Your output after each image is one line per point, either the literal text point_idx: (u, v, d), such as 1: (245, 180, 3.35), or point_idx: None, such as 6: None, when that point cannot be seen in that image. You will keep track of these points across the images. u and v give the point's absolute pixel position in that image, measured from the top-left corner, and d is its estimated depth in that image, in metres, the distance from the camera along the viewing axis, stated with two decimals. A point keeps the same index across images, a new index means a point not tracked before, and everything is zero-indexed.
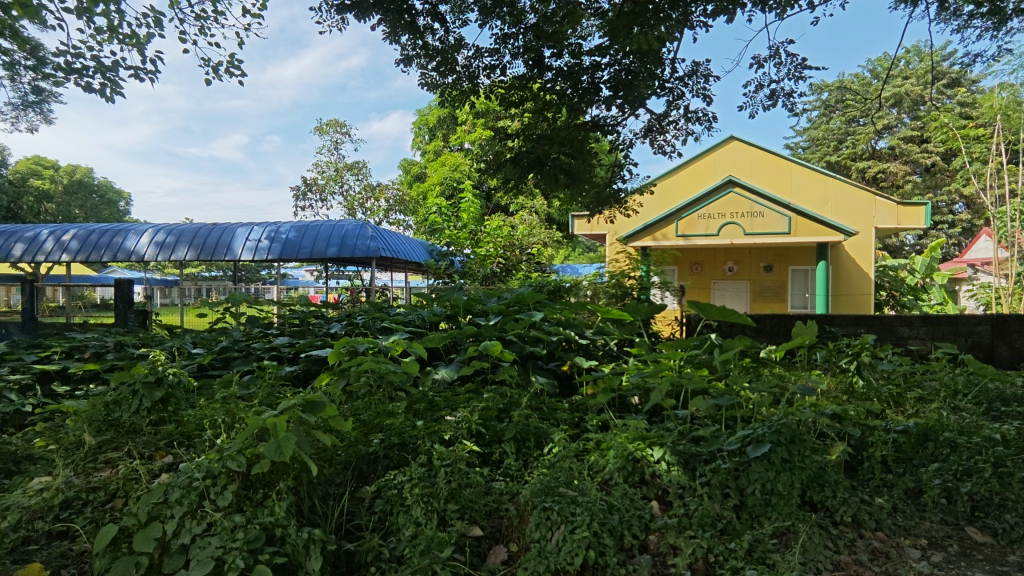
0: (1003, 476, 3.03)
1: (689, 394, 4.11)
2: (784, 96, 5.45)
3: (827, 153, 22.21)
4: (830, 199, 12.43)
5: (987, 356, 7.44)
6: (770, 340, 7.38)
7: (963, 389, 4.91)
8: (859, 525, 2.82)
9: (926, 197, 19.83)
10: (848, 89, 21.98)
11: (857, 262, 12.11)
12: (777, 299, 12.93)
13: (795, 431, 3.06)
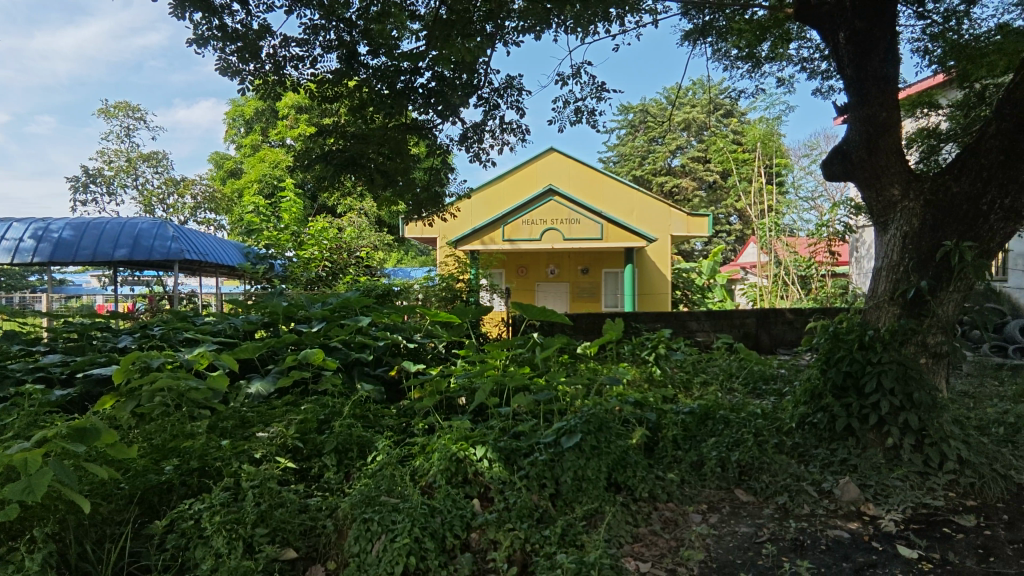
0: (761, 443, 3.62)
1: (511, 391, 4.28)
2: (586, 113, 5.94)
3: (633, 168, 24.77)
4: (635, 209, 13.87)
5: (754, 343, 8.88)
6: (586, 337, 8.01)
7: (736, 372, 5.80)
8: (654, 498, 3.18)
9: (709, 210, 23.13)
10: (648, 113, 24.77)
11: (656, 265, 13.67)
12: (592, 299, 14.13)
13: (602, 420, 3.36)
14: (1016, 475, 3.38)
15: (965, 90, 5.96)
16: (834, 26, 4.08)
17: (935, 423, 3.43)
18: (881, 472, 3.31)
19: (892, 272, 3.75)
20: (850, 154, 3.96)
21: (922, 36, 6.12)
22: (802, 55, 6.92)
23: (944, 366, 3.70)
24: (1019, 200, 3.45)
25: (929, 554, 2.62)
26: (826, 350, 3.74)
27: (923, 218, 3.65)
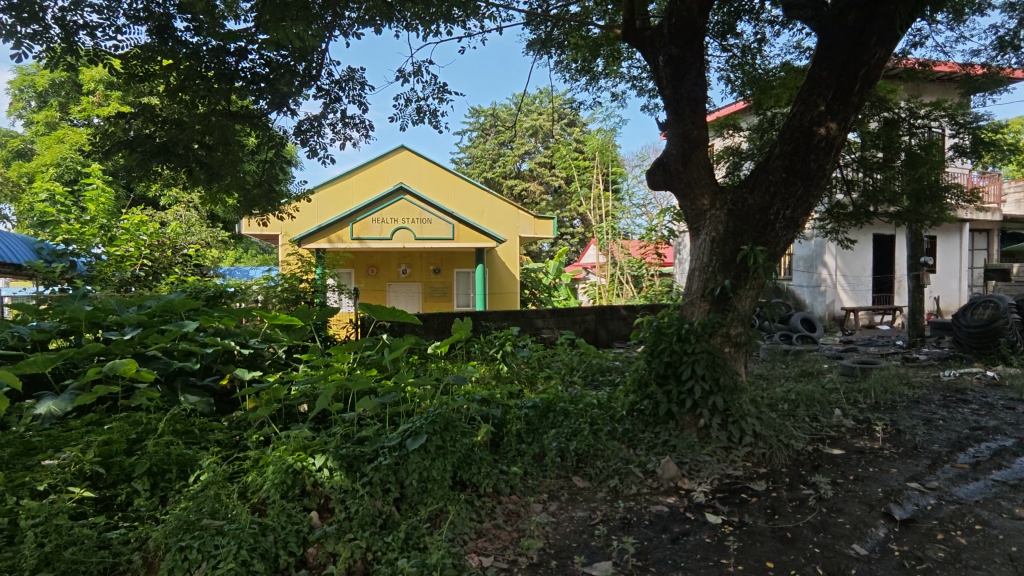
0: (596, 431, 3.89)
1: (356, 395, 4.13)
2: (429, 113, 5.95)
3: (484, 170, 25.21)
4: (484, 210, 14.17)
5: (593, 338, 9.53)
6: (437, 337, 7.99)
7: (577, 366, 6.17)
8: (498, 493, 3.27)
9: (555, 213, 24.38)
10: (498, 117, 25.43)
11: (506, 265, 14.07)
12: (444, 299, 14.16)
13: (448, 419, 3.38)
14: (796, 443, 4.01)
15: (760, 116, 6.93)
16: (655, 49, 4.53)
17: (737, 404, 3.94)
18: (695, 449, 3.73)
19: (703, 272, 4.24)
20: (669, 166, 4.42)
21: (725, 66, 7.01)
22: (631, 74, 7.57)
23: (743, 353, 4.26)
24: (797, 211, 4.06)
25: (731, 518, 3.00)
26: (651, 343, 4.13)
27: (727, 225, 4.17)
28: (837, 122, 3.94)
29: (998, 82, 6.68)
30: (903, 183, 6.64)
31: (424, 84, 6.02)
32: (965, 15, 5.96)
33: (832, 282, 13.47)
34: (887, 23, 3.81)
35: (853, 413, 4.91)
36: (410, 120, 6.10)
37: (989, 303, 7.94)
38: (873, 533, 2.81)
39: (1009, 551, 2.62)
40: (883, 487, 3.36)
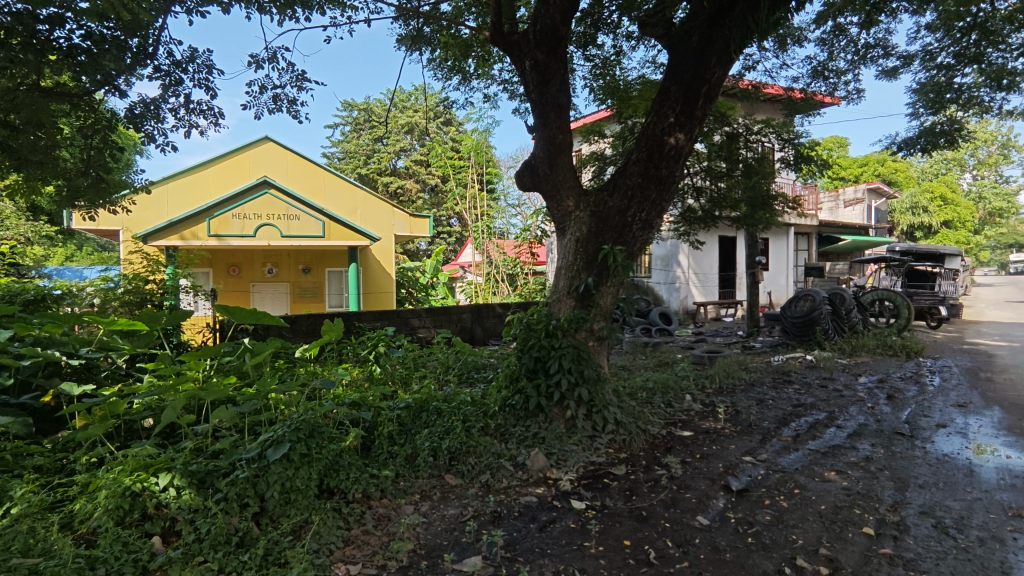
0: (469, 428, 3.93)
1: (210, 406, 3.80)
2: (286, 101, 5.64)
3: (358, 166, 24.32)
4: (357, 208, 13.69)
5: (470, 337, 9.61)
6: (306, 340, 7.58)
7: (452, 365, 6.18)
8: (368, 497, 3.18)
9: (431, 212, 24.22)
10: (372, 112, 24.71)
11: (381, 264, 13.71)
12: (315, 300, 13.49)
13: (314, 425, 3.22)
14: (652, 428, 4.34)
15: (621, 125, 7.41)
16: (522, 54, 4.65)
17: (600, 395, 4.18)
18: (562, 440, 3.90)
19: (569, 271, 4.45)
20: (536, 168, 4.60)
21: (588, 76, 7.41)
22: (502, 78, 7.73)
23: (606, 346, 4.53)
24: (651, 214, 4.38)
25: (593, 503, 3.18)
26: (521, 339, 4.26)
27: (590, 226, 4.41)
28: (684, 133, 4.31)
29: (813, 106, 7.73)
30: (741, 191, 7.44)
31: (281, 71, 5.69)
32: (787, 46, 6.82)
33: (685, 279, 14.78)
34: (724, 47, 4.21)
35: (701, 398, 5.43)
36: (265, 108, 5.74)
37: (808, 297, 9.18)
38: (714, 504, 3.12)
39: (819, 510, 3.05)
40: (723, 463, 3.75)
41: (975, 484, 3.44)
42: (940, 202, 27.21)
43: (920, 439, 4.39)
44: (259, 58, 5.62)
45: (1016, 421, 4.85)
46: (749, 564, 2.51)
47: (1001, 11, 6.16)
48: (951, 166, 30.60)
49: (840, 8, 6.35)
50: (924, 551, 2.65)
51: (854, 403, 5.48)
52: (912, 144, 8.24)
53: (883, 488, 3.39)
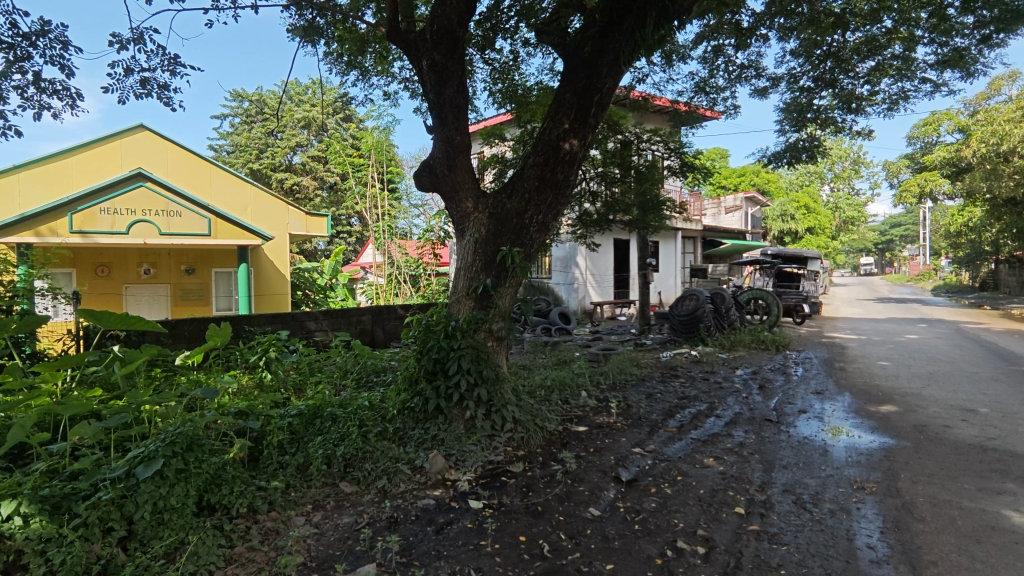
0: (365, 433, 3.83)
1: (69, 422, 3.42)
2: (157, 86, 5.18)
3: (249, 160, 22.85)
4: (248, 205, 12.89)
5: (370, 339, 9.35)
6: (188, 346, 7.01)
7: (351, 368, 6.00)
8: (254, 512, 3.00)
9: (329, 211, 23.30)
10: (265, 104, 23.35)
11: (275, 265, 12.98)
12: (200, 303, 12.52)
13: (193, 437, 3.00)
14: (549, 424, 4.46)
15: (520, 129, 7.55)
16: (419, 54, 4.61)
17: (499, 394, 4.23)
18: (461, 441, 3.90)
19: (468, 272, 4.46)
20: (435, 169, 4.58)
21: (488, 79, 7.49)
22: (403, 76, 7.61)
23: (504, 346, 4.59)
24: (547, 217, 4.50)
25: (490, 501, 3.21)
26: (420, 341, 4.23)
27: (488, 228, 4.45)
28: (578, 139, 4.45)
29: (696, 118, 8.31)
30: (633, 197, 7.84)
31: (151, 54, 5.24)
32: (672, 61, 7.27)
33: (582, 280, 15.33)
34: (614, 58, 4.38)
35: (595, 393, 5.65)
36: (132, 94, 5.25)
37: (693, 296, 9.85)
38: (605, 495, 3.27)
39: (698, 494, 3.29)
40: (614, 455, 3.93)
41: (828, 462, 3.86)
42: (805, 210, 30.26)
43: (785, 424, 4.85)
44: (123, 39, 5.15)
45: (862, 404, 5.50)
46: (635, 550, 2.65)
47: (850, 43, 6.94)
48: (814, 178, 34.11)
49: (718, 30, 6.86)
50: (785, 525, 2.93)
51: (732, 394, 5.95)
52: (780, 157, 9.08)
53: (754, 470, 3.71)
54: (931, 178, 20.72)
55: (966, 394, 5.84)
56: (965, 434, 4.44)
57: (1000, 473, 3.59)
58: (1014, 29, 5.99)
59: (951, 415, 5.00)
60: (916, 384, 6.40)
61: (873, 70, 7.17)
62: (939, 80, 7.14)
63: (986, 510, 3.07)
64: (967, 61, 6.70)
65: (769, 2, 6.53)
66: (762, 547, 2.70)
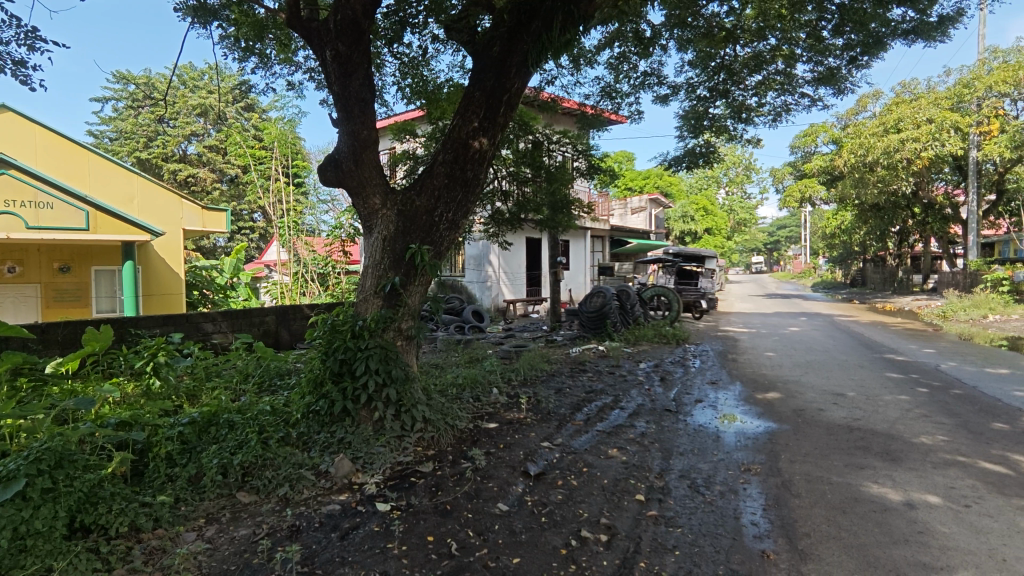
0: (265, 440, 3.64)
1: None
2: (16, 64, 4.63)
3: (135, 149, 20.91)
4: (134, 198, 11.85)
5: (273, 341, 8.89)
6: (62, 352, 6.33)
7: (251, 372, 5.68)
8: (137, 530, 2.77)
9: (230, 205, 21.92)
10: (154, 88, 21.54)
11: (166, 262, 11.98)
12: (78, 304, 11.35)
13: (62, 453, 2.73)
14: (459, 423, 4.45)
15: (431, 126, 7.49)
16: (322, 44, 4.44)
17: (408, 393, 4.16)
18: (369, 443, 3.80)
19: (376, 269, 4.36)
20: (341, 164, 4.44)
21: (397, 74, 7.36)
22: (308, 65, 7.30)
23: (414, 346, 4.53)
24: (457, 215, 4.48)
25: (398, 503, 3.16)
26: (325, 342, 4.09)
27: (396, 225, 4.37)
28: (488, 139, 4.48)
29: (601, 122, 8.61)
30: (543, 196, 7.98)
31: (8, 27, 4.67)
32: (579, 65, 7.49)
33: (495, 278, 15.45)
34: (522, 59, 4.44)
35: (506, 390, 5.72)
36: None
37: (600, 293, 10.20)
38: (513, 490, 3.31)
39: (602, 484, 3.42)
40: (523, 450, 3.99)
41: (720, 448, 4.15)
42: (703, 212, 32.22)
43: (683, 413, 5.15)
44: None
45: (750, 392, 5.95)
46: (542, 542, 2.71)
47: (740, 57, 7.47)
48: (711, 182, 36.41)
49: (622, 37, 7.15)
50: (680, 509, 3.11)
51: (635, 386, 6.23)
52: (679, 162, 9.61)
53: (653, 458, 3.91)
54: (810, 185, 22.77)
55: (837, 380, 6.47)
56: (836, 416, 4.92)
57: (863, 450, 4.02)
58: (877, 53, 6.71)
59: (824, 399, 5.53)
60: (796, 372, 7.02)
61: (760, 83, 7.76)
62: (815, 96, 7.87)
63: (851, 483, 3.42)
64: (839, 79, 7.42)
65: (667, 13, 6.89)
66: (659, 532, 2.85)
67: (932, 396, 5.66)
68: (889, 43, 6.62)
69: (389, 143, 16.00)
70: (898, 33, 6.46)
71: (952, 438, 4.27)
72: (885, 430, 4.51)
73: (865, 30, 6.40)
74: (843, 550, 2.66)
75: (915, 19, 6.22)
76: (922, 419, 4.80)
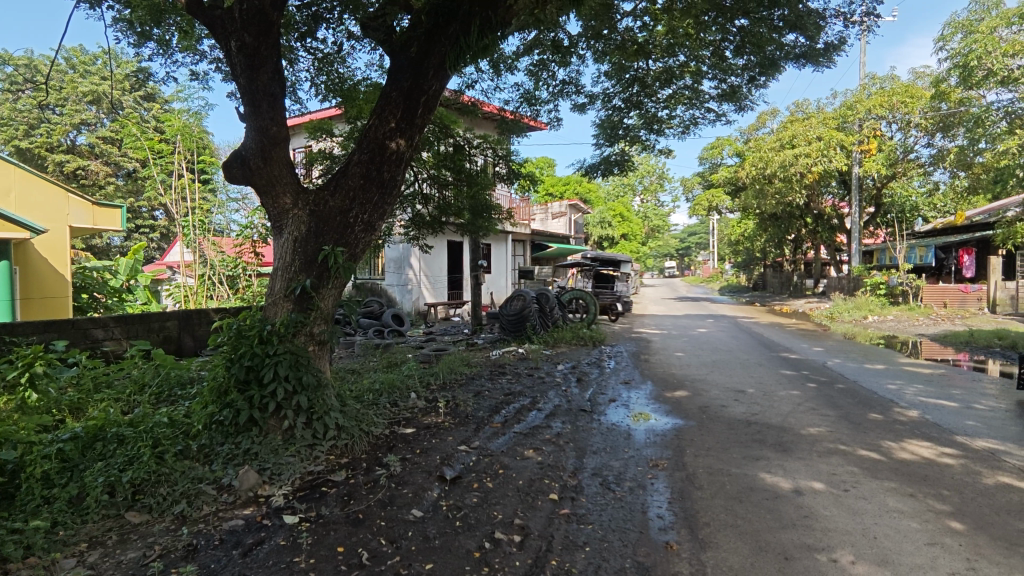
0: (160, 453, 3.39)
1: None
2: None
3: (14, 137, 18.88)
4: (11, 190, 10.59)
5: (175, 348, 8.31)
6: None
7: (149, 382, 5.27)
8: (4, 561, 2.49)
9: (127, 201, 20.26)
10: (38, 70, 19.57)
11: (49, 263, 10.93)
12: None
13: None
14: (375, 429, 4.35)
15: (348, 124, 7.29)
16: (226, 33, 4.19)
17: (321, 400, 4.01)
18: (278, 454, 3.63)
19: (286, 272, 4.18)
20: (248, 161, 4.23)
21: (311, 70, 7.12)
22: (213, 55, 6.89)
23: (327, 351, 4.38)
24: (373, 216, 4.39)
25: (307, 514, 3.04)
26: (230, 348, 3.87)
27: (308, 226, 4.22)
28: (405, 139, 4.41)
29: (521, 128, 8.74)
30: (464, 201, 7.96)
31: None
32: (499, 70, 7.57)
33: (416, 281, 15.25)
34: (440, 61, 4.40)
35: (424, 394, 5.66)
36: None
37: (520, 296, 10.32)
38: (429, 495, 3.28)
39: (517, 485, 3.46)
40: (440, 454, 3.96)
41: (631, 445, 4.31)
42: (620, 218, 33.41)
43: (597, 413, 5.31)
44: None
45: (660, 391, 6.23)
46: (455, 546, 2.70)
47: (652, 71, 7.81)
48: (628, 190, 37.87)
49: (541, 45, 7.30)
50: (592, 506, 3.20)
51: (553, 388, 6.36)
52: (596, 169, 9.92)
53: (568, 457, 4.00)
54: (716, 195, 24.20)
55: (738, 378, 6.91)
56: (737, 412, 5.25)
57: (759, 442, 4.31)
58: (772, 74, 7.26)
59: (726, 396, 5.89)
60: (702, 371, 7.43)
61: (670, 97, 8.17)
62: (719, 111, 8.37)
63: (747, 474, 3.66)
64: (740, 97, 7.94)
65: (584, 25, 7.10)
66: (571, 529, 2.92)
67: (819, 390, 6.18)
68: (783, 65, 7.18)
69: (303, 141, 15.41)
70: (791, 56, 7.00)
71: (834, 428, 4.68)
72: (778, 423, 4.87)
73: (762, 53, 6.89)
74: (738, 536, 2.84)
75: (805, 45, 6.78)
76: (811, 412, 5.22)
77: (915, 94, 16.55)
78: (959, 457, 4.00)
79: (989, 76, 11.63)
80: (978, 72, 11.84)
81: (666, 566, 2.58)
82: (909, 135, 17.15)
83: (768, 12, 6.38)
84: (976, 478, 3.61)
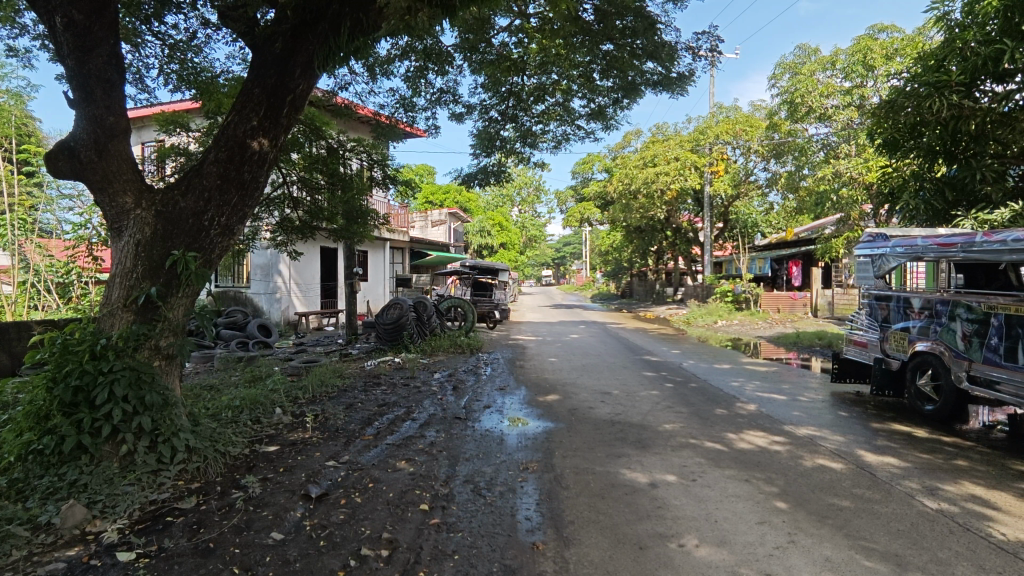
0: None
1: None
2: None
3: None
4: None
5: None
6: None
7: None
8: None
9: None
10: None
11: None
12: None
13: None
14: (233, 449, 4.03)
15: (206, 119, 6.75)
16: (48, 8, 3.67)
17: (168, 421, 3.64)
18: (113, 483, 3.24)
19: (126, 279, 3.75)
20: (78, 153, 3.75)
21: (160, 56, 6.48)
22: (37, 31, 6.05)
23: (177, 366, 3.98)
24: (231, 219, 4.08)
25: (147, 549, 2.73)
26: (53, 365, 3.39)
27: (154, 228, 3.83)
28: (269, 139, 4.16)
29: (397, 134, 8.61)
30: (337, 205, 7.65)
31: None
32: (374, 74, 7.43)
33: (285, 289, 14.36)
34: (307, 60, 4.21)
35: (291, 409, 5.34)
36: None
37: (397, 305, 10.08)
38: (291, 516, 3.08)
39: (387, 498, 3.37)
40: (306, 472, 3.76)
41: (503, 450, 4.39)
42: (499, 228, 34.23)
43: (472, 420, 5.34)
44: None
45: (534, 396, 6.43)
46: (317, 567, 2.57)
47: (526, 86, 8.07)
48: (505, 201, 38.91)
49: (417, 53, 7.30)
50: (463, 514, 3.20)
51: (428, 396, 6.30)
52: (474, 178, 9.99)
53: (440, 466, 3.98)
54: (587, 208, 25.53)
55: (605, 380, 7.33)
56: (602, 412, 5.56)
57: (621, 440, 4.59)
58: (634, 98, 7.84)
59: (595, 398, 6.20)
60: (573, 375, 7.75)
61: (544, 113, 8.50)
62: (588, 129, 8.84)
63: (609, 471, 3.88)
64: (607, 116, 8.45)
65: (460, 36, 7.24)
66: (440, 538, 2.91)
67: (675, 390, 6.73)
68: (643, 91, 7.77)
69: (153, 135, 13.97)
70: (649, 83, 7.60)
71: (686, 424, 5.12)
72: (639, 421, 5.23)
73: (625, 77, 7.40)
74: (599, 531, 3.00)
75: (661, 74, 7.41)
76: (667, 409, 5.68)
77: (754, 124, 18.55)
78: (786, 445, 4.54)
79: (810, 112, 13.48)
80: (802, 107, 13.60)
81: (531, 566, 2.65)
82: (750, 159, 19.31)
83: (629, 40, 6.93)
84: (799, 461, 4.13)
